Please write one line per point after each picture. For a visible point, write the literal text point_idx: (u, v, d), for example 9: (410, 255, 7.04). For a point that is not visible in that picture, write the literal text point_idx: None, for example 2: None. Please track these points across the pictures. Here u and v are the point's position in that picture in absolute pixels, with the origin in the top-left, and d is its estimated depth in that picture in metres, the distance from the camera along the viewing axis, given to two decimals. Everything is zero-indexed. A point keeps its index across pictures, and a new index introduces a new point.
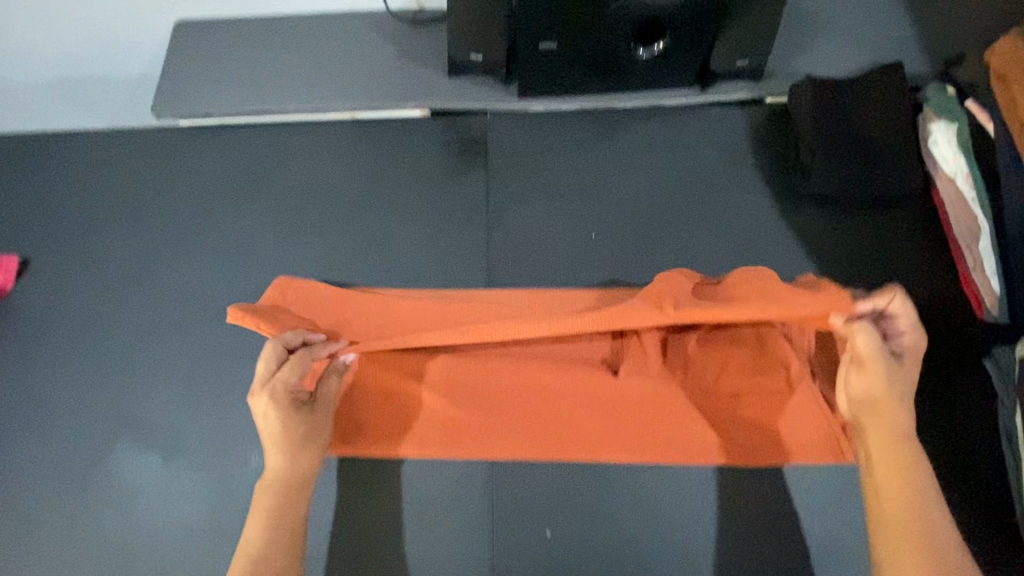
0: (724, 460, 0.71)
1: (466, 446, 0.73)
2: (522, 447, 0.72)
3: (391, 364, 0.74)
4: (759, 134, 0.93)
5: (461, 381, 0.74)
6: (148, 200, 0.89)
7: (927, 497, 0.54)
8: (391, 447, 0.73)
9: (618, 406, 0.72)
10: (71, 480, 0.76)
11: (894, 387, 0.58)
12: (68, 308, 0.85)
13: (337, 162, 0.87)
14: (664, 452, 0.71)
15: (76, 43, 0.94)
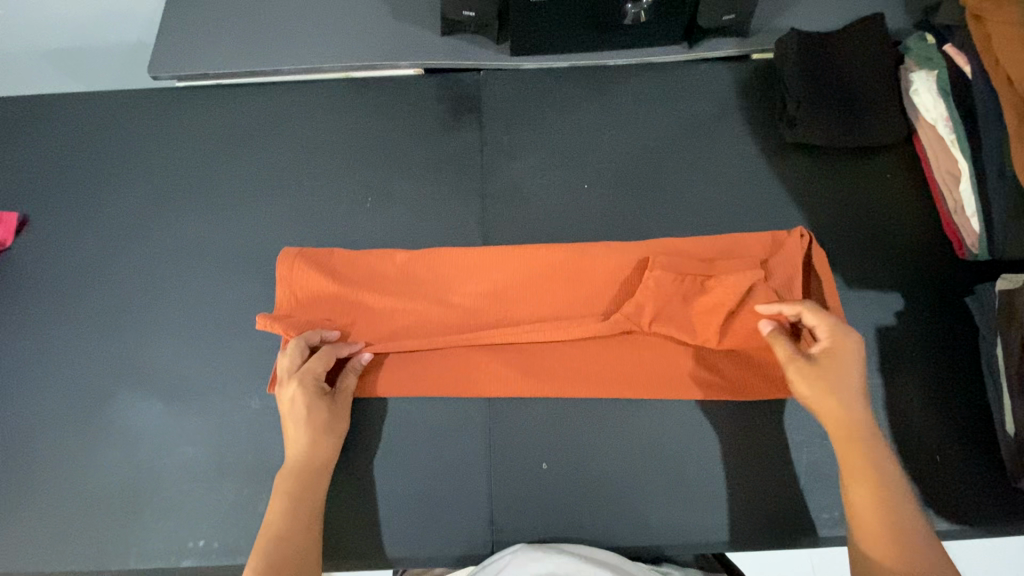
0: (706, 393, 0.74)
1: (448, 380, 0.76)
2: (500, 381, 0.75)
3: (379, 302, 0.78)
4: (746, 86, 0.93)
5: (445, 318, 0.78)
6: (152, 154, 0.91)
7: (885, 491, 0.60)
8: (375, 381, 0.76)
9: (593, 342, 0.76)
10: (70, 429, 0.77)
11: (827, 392, 0.64)
12: (69, 261, 0.86)
13: (337, 115, 0.92)
14: (637, 389, 0.75)
15: (87, 15, 1.03)
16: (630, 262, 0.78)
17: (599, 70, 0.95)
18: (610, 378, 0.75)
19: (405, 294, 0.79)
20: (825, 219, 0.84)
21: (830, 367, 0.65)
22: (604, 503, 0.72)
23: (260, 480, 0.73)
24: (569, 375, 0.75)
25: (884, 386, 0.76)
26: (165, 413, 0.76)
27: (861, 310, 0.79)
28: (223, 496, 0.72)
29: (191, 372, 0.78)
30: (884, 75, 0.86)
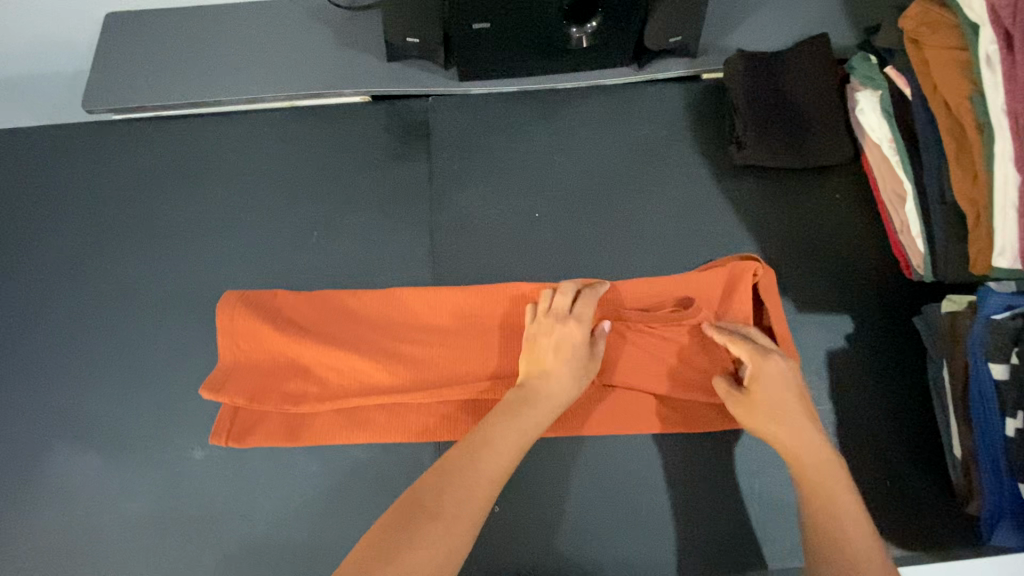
0: (656, 428, 0.74)
1: (395, 424, 0.74)
2: (450, 423, 0.74)
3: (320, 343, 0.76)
4: (696, 109, 0.93)
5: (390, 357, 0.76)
6: (89, 192, 0.88)
7: (844, 519, 0.59)
8: (319, 426, 0.74)
9: None
10: (2, 488, 0.73)
11: (777, 420, 0.64)
12: (1, 307, 0.82)
13: (281, 147, 0.90)
14: (586, 426, 0.74)
15: (16, 46, 0.98)
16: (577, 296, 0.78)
17: (549, 94, 0.93)
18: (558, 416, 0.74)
19: (349, 336, 0.77)
20: (775, 243, 0.84)
21: (761, 399, 0.66)
22: (556, 547, 0.71)
23: (202, 536, 0.70)
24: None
25: (834, 414, 0.76)
26: (103, 467, 0.73)
27: (811, 336, 0.79)
28: (164, 554, 0.70)
29: (130, 423, 0.75)
30: (828, 96, 0.87)
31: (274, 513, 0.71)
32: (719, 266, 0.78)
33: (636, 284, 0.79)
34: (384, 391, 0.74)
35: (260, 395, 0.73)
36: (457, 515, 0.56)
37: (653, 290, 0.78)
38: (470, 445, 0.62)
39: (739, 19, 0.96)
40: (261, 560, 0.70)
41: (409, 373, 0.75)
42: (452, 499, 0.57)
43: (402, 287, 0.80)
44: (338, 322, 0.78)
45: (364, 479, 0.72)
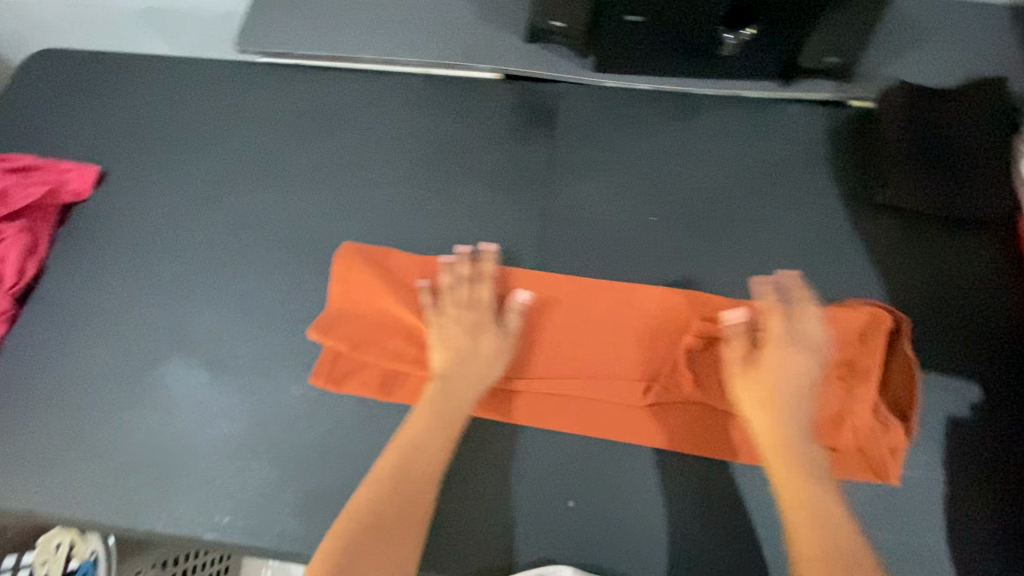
0: (748, 458, 0.70)
1: (483, 400, 0.74)
2: (536, 410, 0.73)
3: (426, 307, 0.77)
4: (839, 136, 0.88)
5: (490, 333, 0.76)
6: (230, 126, 0.93)
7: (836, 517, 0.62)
8: (412, 387, 0.75)
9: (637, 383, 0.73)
10: (117, 387, 0.79)
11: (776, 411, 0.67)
12: (138, 221, 0.88)
13: (411, 111, 0.92)
14: (672, 439, 0.71)
15: None
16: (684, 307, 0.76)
17: (683, 99, 0.91)
18: (646, 422, 0.71)
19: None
20: (906, 291, 0.79)
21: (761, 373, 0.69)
22: (628, 560, 0.67)
23: (287, 469, 0.73)
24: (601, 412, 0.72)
25: (947, 482, 0.70)
26: (208, 385, 0.77)
27: (932, 396, 0.74)
28: (250, 479, 0.72)
29: (238, 349, 0.79)
30: (996, 143, 0.80)
31: (355, 463, 0.73)
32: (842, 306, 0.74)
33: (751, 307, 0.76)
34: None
35: (363, 346, 0.76)
36: (412, 527, 0.62)
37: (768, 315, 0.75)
38: (409, 456, 0.65)
39: (902, 49, 0.90)
40: (337, 504, 0.71)
41: (506, 352, 0.75)
42: (411, 482, 0.64)
43: (510, 267, 0.80)
44: (444, 289, 0.79)
45: (446, 447, 0.73)
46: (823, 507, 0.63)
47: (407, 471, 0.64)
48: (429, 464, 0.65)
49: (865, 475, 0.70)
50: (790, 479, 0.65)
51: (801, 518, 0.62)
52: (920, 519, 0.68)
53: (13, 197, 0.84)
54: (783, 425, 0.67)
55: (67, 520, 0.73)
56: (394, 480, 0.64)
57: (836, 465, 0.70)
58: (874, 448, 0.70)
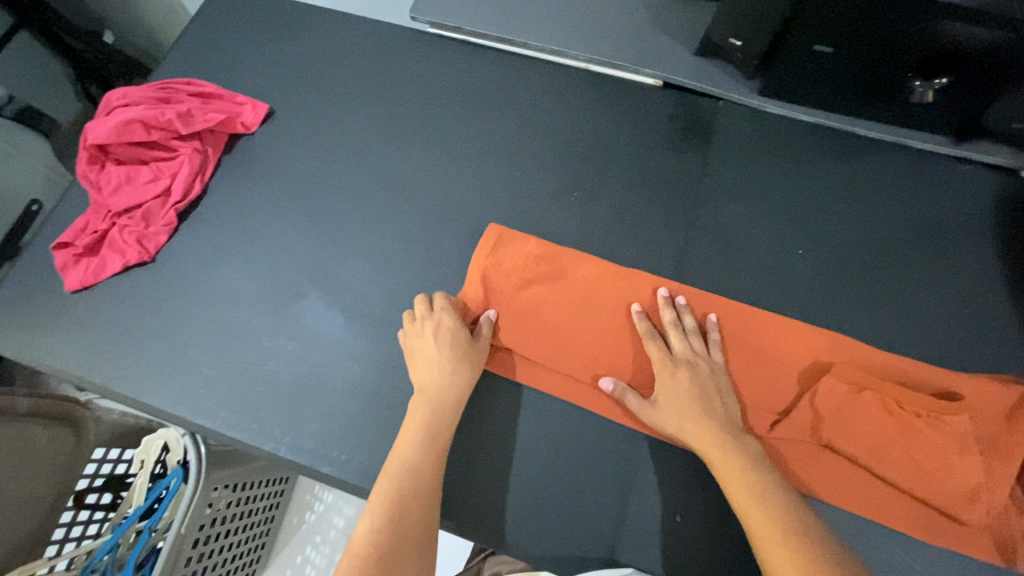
0: (863, 509, 0.68)
1: (602, 396, 0.74)
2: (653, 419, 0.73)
3: (562, 294, 0.79)
4: (1008, 204, 0.84)
5: (619, 332, 0.77)
6: (393, 89, 0.98)
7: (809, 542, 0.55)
8: (533, 369, 0.77)
9: (760, 410, 0.73)
10: (259, 312, 0.84)
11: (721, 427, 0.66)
12: (297, 162, 0.93)
13: (568, 104, 0.94)
14: (789, 475, 0.70)
15: None
16: (822, 345, 0.75)
17: (846, 138, 0.89)
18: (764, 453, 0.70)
19: (589, 299, 0.79)
20: None
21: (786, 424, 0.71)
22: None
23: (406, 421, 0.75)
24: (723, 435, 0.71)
25: None
26: (342, 326, 0.81)
27: None
28: (370, 423, 0.76)
29: (374, 299, 0.83)
30: None
31: (471, 429, 0.75)
32: (988, 381, 0.72)
33: (892, 360, 0.74)
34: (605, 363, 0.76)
35: (497, 324, 0.78)
36: (422, 512, 0.63)
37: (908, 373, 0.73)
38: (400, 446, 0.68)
39: None
40: (449, 465, 0.73)
41: (632, 354, 0.76)
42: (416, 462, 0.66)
43: (648, 274, 0.81)
44: (582, 281, 0.80)
45: (561, 434, 0.74)
46: (805, 528, 0.57)
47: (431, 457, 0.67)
48: (438, 456, 0.68)
49: (991, 556, 0.66)
50: (742, 492, 0.60)
51: (766, 535, 0.56)
52: None
53: (194, 119, 0.91)
54: (743, 454, 0.63)
55: (198, 424, 0.78)
56: (409, 472, 0.66)
57: (961, 541, 0.67)
58: (1006, 530, 0.66)
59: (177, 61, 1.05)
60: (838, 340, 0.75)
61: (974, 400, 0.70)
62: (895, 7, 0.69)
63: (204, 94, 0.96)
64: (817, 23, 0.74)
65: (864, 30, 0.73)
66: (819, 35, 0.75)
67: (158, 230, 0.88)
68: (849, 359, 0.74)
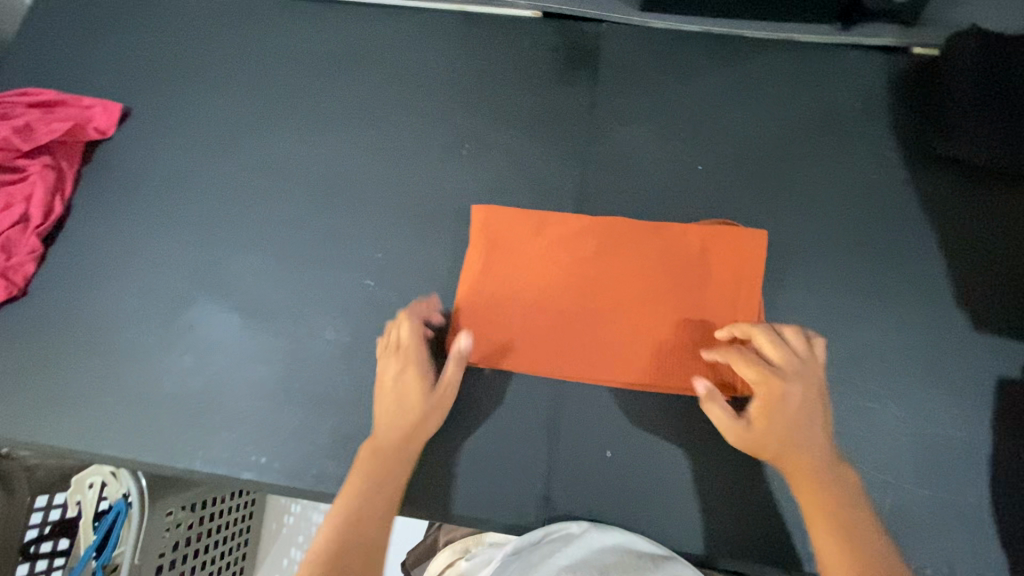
0: (614, 376, 0.72)
1: (537, 350, 0.73)
2: (557, 353, 0.73)
3: (699, 284, 0.73)
4: (898, 83, 0.83)
5: (649, 295, 0.74)
6: (257, 64, 0.90)
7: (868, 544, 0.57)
8: (615, 365, 0.72)
9: (616, 329, 0.73)
10: (147, 325, 0.77)
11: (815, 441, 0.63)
12: (165, 160, 0.86)
13: (443, 51, 0.87)
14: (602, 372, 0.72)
15: None
16: (655, 256, 0.75)
17: (734, 43, 0.86)
18: (606, 363, 0.72)
19: (671, 272, 0.74)
20: (960, 249, 0.75)
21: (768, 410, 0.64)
22: (662, 512, 0.68)
23: (321, 412, 0.72)
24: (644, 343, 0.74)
25: (993, 442, 0.69)
26: (240, 327, 0.76)
27: (982, 357, 0.71)
28: (286, 421, 0.72)
29: (271, 293, 0.78)
30: None
31: None
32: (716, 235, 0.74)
33: (678, 247, 0.75)
34: (584, 316, 0.74)
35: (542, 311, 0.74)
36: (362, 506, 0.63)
37: (656, 252, 0.75)
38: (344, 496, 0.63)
39: None
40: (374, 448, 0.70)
41: (608, 304, 0.74)
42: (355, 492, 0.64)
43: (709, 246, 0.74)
44: (709, 276, 0.73)
45: (483, 395, 0.73)
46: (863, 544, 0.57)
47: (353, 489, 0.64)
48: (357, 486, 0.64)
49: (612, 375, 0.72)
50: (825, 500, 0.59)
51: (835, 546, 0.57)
52: (961, 484, 0.67)
53: (36, 132, 0.81)
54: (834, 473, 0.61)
55: (100, 456, 0.73)
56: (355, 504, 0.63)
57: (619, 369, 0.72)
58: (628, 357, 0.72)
59: (13, 67, 0.93)
60: (682, 253, 0.74)
61: (670, 259, 0.75)
62: None
63: (44, 102, 0.85)
64: None
65: None
66: None
67: (23, 259, 0.79)
68: (662, 268, 0.74)
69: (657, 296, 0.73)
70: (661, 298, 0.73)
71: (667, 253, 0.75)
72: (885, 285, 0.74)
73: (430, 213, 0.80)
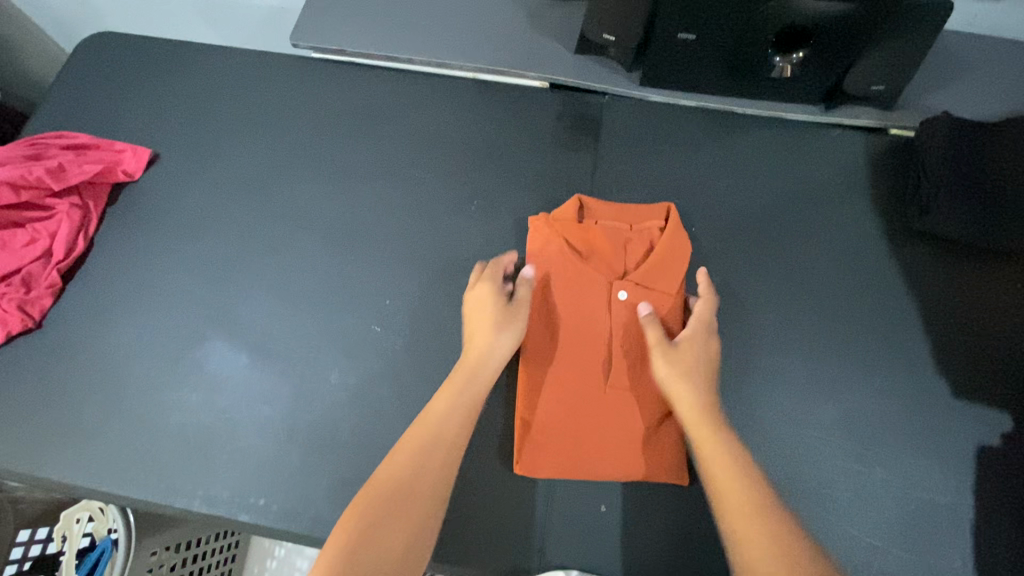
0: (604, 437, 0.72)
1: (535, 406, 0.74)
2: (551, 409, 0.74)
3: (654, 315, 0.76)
4: (878, 161, 0.89)
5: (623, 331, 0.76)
6: (282, 117, 0.96)
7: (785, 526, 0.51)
8: (600, 423, 0.73)
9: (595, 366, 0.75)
10: (156, 363, 0.79)
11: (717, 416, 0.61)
12: (187, 203, 0.90)
13: (456, 113, 0.94)
14: (591, 429, 0.73)
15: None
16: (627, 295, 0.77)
17: (726, 118, 0.93)
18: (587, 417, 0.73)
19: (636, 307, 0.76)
20: (939, 319, 0.80)
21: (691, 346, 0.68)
22: (655, 569, 0.69)
23: (321, 456, 0.73)
24: (559, 260, 0.79)
25: (976, 508, 0.70)
26: (247, 367, 0.78)
27: (962, 424, 0.74)
28: (287, 462, 0.73)
29: (280, 335, 0.80)
30: None
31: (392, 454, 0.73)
32: (669, 263, 0.78)
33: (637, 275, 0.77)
34: (578, 361, 0.76)
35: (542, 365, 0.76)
36: (391, 495, 0.54)
37: (629, 286, 0.77)
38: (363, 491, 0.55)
39: (940, 81, 0.92)
40: None
41: (588, 340, 0.76)
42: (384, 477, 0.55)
43: (664, 277, 0.77)
44: (660, 301, 0.77)
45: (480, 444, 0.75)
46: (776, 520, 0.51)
47: (379, 481, 0.55)
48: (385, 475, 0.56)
49: (605, 441, 0.72)
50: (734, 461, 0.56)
51: (752, 527, 0.51)
52: (946, 550, 0.69)
53: (68, 173, 0.86)
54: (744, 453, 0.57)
55: (99, 492, 0.73)
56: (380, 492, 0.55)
57: (609, 431, 0.72)
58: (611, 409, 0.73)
59: (50, 110, 0.99)
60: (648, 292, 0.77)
61: (633, 290, 0.77)
62: None
63: (78, 145, 0.90)
64: (677, 10, 0.77)
65: (719, 14, 0.78)
66: (681, 20, 0.79)
67: (41, 293, 0.82)
68: (628, 308, 0.76)
69: (623, 326, 0.76)
70: (626, 326, 0.76)
71: (634, 283, 0.77)
72: (869, 351, 0.78)
73: (437, 265, 0.84)
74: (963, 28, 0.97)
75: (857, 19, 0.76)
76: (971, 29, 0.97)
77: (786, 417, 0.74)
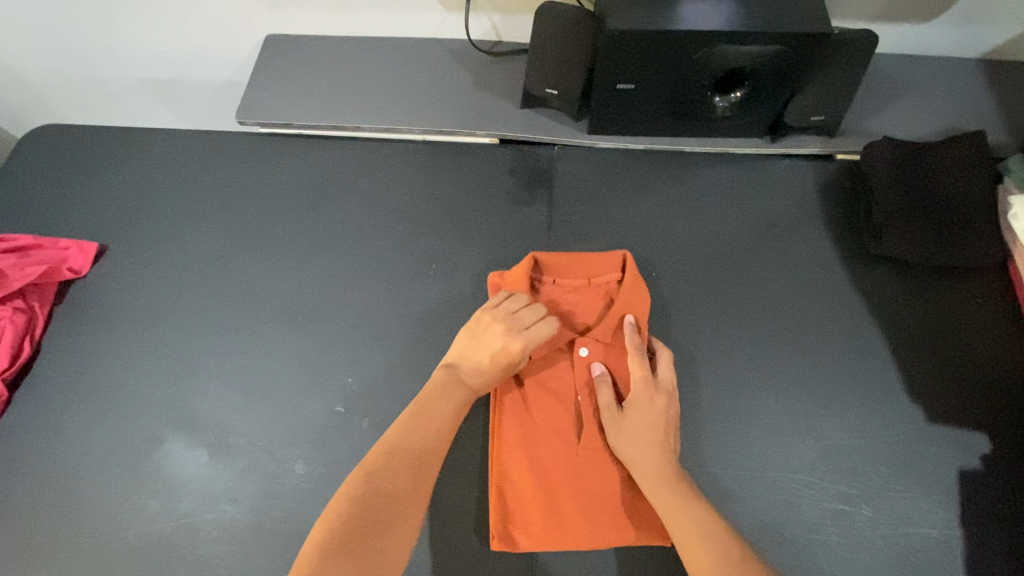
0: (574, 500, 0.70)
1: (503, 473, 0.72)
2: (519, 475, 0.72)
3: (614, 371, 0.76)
4: (825, 189, 0.90)
5: (587, 388, 0.75)
6: (232, 196, 0.94)
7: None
8: (570, 487, 0.71)
9: (561, 427, 0.73)
10: (111, 469, 0.76)
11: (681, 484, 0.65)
12: (137, 294, 0.88)
13: (409, 177, 0.94)
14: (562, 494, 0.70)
15: (153, 62, 1.13)
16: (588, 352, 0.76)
17: (676, 157, 0.93)
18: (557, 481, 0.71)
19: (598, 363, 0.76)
20: (905, 344, 0.79)
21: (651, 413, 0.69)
22: None
23: (290, 553, 0.70)
24: None
25: (965, 536, 0.69)
26: (207, 465, 0.75)
27: (940, 449, 0.73)
28: (255, 564, 0.70)
29: (241, 427, 0.77)
30: (978, 198, 0.81)
31: None
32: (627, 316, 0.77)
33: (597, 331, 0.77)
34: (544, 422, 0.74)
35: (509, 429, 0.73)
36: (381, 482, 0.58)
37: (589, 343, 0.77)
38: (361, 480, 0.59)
39: (879, 106, 0.94)
40: None
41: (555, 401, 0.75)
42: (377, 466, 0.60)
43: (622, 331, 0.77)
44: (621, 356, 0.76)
45: (457, 521, 0.72)
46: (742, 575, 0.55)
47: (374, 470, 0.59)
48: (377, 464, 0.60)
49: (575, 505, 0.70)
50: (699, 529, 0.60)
51: None
52: None
53: (10, 278, 0.83)
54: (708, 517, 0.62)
55: None
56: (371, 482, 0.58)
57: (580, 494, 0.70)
58: (579, 470, 0.71)
59: None
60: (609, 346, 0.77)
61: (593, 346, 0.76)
62: (676, 39, 0.75)
63: (21, 246, 0.88)
64: (613, 64, 0.78)
65: (654, 65, 0.79)
66: (618, 73, 0.80)
67: None
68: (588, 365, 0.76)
69: (586, 385, 0.75)
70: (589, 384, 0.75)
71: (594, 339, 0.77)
72: (841, 384, 0.77)
73: (398, 335, 0.82)
74: (896, 50, 0.99)
75: (789, 57, 0.77)
76: (904, 51, 0.99)
77: (765, 462, 0.73)
